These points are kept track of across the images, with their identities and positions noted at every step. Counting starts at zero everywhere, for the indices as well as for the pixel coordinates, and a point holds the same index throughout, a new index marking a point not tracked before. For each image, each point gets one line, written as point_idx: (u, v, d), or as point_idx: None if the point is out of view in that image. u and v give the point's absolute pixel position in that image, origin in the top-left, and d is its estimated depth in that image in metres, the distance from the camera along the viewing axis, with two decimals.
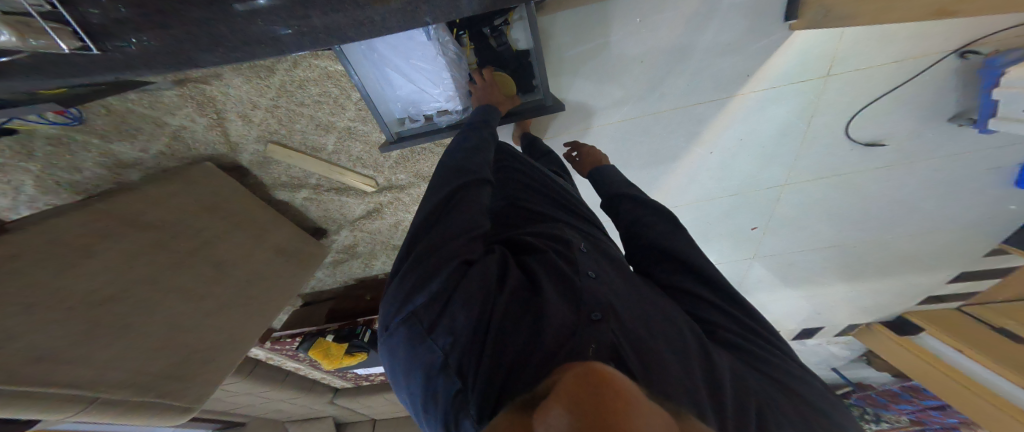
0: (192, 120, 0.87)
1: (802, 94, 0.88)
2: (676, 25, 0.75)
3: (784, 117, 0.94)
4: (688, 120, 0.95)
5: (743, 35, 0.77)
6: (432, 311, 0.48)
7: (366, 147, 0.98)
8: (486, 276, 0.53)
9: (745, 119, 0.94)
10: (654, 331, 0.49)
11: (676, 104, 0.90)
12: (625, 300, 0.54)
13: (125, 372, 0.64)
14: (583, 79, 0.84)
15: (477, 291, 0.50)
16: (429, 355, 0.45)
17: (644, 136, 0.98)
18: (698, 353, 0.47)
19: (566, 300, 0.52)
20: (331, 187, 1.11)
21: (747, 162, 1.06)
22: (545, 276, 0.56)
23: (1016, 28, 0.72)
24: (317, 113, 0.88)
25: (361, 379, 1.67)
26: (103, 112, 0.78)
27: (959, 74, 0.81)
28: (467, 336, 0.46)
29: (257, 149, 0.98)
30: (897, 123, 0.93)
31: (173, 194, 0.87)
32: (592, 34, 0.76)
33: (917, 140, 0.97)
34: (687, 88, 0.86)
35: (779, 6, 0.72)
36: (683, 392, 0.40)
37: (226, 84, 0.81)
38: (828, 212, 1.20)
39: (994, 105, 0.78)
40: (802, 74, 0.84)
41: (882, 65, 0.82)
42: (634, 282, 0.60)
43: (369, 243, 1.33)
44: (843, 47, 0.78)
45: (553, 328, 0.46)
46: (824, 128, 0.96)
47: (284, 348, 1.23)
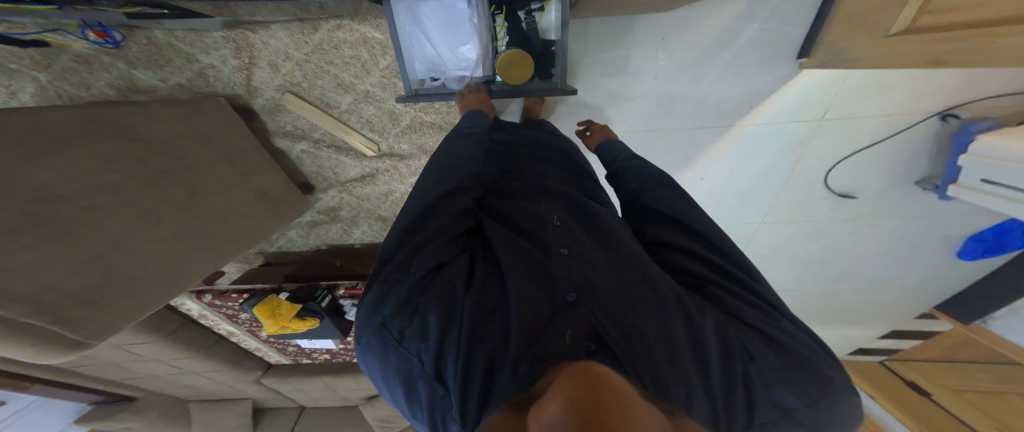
0: (223, 61, 0.92)
1: (795, 134, 1.00)
2: (694, 45, 0.87)
3: (772, 156, 1.05)
4: (687, 143, 1.05)
5: (757, 65, 0.89)
6: (404, 320, 0.53)
7: (379, 112, 1.03)
8: (453, 274, 0.57)
9: (739, 151, 1.06)
10: (634, 305, 0.52)
11: (681, 124, 1.01)
12: (603, 278, 0.57)
13: (33, 283, 0.56)
14: (606, 80, 0.93)
15: (447, 292, 0.55)
16: (407, 364, 0.51)
17: (645, 151, 1.07)
18: (682, 319, 0.50)
19: (538, 289, 0.55)
20: (333, 145, 1.14)
21: (734, 195, 1.17)
22: (519, 264, 0.59)
23: (990, 101, 0.86)
24: (343, 73, 0.94)
25: (301, 357, 1.55)
26: (143, 42, 0.84)
27: (938, 135, 0.93)
28: (437, 338, 0.50)
29: (274, 96, 1.01)
30: (870, 179, 1.06)
31: (180, 118, 0.88)
32: (618, 43, 0.88)
33: (888, 196, 1.09)
34: (694, 110, 0.98)
35: (794, 43, 0.85)
36: (661, 369, 0.45)
37: (269, 35, 0.88)
38: (795, 257, 1.32)
39: (957, 171, 0.90)
40: (798, 115, 0.96)
41: (870, 116, 0.94)
42: (617, 252, 0.62)
43: (353, 210, 1.32)
44: (836, 95, 0.91)
45: (523, 321, 0.50)
46: (808, 170, 1.07)
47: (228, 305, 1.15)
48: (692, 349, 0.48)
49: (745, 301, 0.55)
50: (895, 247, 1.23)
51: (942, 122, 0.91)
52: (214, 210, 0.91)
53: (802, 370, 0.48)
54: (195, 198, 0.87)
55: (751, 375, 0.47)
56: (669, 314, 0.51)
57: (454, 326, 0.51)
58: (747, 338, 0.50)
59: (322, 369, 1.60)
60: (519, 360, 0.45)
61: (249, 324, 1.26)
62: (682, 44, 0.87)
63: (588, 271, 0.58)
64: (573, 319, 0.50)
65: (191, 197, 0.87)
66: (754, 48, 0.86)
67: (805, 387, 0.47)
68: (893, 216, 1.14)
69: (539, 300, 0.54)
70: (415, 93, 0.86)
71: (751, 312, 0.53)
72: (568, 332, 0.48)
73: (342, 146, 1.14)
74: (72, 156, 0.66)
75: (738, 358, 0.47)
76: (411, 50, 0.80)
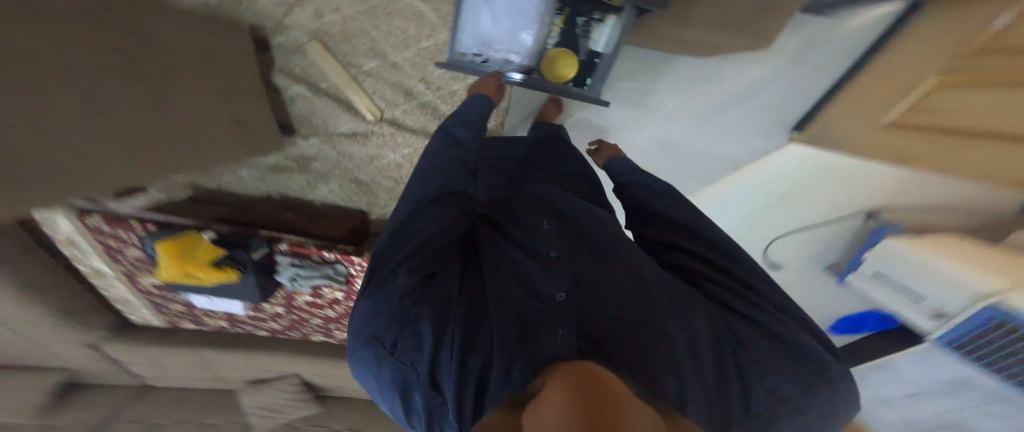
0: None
1: (773, 185, 1.43)
2: (720, 90, 1.28)
3: (757, 196, 1.48)
4: (705, 164, 1.44)
5: (768, 123, 1.31)
6: (403, 332, 0.63)
7: (382, 84, 1.19)
8: (442, 293, 0.68)
9: (735, 186, 1.47)
10: (629, 311, 0.63)
11: (704, 148, 1.40)
12: (594, 291, 0.68)
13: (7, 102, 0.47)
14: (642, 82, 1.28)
15: (440, 308, 0.65)
16: (405, 374, 0.60)
17: (673, 162, 1.44)
18: (682, 324, 0.60)
19: (528, 305, 0.65)
20: (334, 97, 1.21)
21: (729, 217, 1.56)
22: (509, 284, 0.69)
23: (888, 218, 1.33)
24: (381, 42, 1.10)
25: (209, 323, 1.65)
26: None
27: (855, 229, 1.42)
28: (430, 349, 0.60)
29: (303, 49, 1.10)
30: (811, 247, 1.53)
31: (195, 17, 0.84)
32: (681, 74, 1.27)
33: (810, 264, 1.57)
34: (716, 140, 1.38)
35: (795, 118, 1.29)
36: (664, 357, 0.55)
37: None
38: None
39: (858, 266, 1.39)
40: (781, 174, 1.40)
41: (818, 202, 1.41)
42: (616, 260, 0.74)
43: (326, 165, 1.36)
44: (804, 164, 1.36)
45: (513, 329, 0.60)
46: (773, 220, 1.52)
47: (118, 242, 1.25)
48: (690, 344, 0.58)
49: (736, 304, 0.66)
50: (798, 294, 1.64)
51: (862, 219, 1.40)
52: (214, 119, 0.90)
53: (795, 356, 0.58)
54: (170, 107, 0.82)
55: (749, 363, 0.57)
56: (672, 310, 0.62)
57: (445, 338, 0.61)
58: (744, 331, 0.61)
59: (206, 339, 1.66)
60: (508, 365, 0.54)
61: (133, 260, 1.31)
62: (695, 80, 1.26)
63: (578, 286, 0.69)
64: (562, 323, 0.60)
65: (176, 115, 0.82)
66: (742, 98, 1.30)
67: (797, 376, 0.56)
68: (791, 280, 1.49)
69: (532, 311, 0.64)
70: (454, 60, 1.02)
71: (753, 310, 0.64)
72: (557, 333, 0.57)
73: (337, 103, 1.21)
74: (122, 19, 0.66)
75: (730, 352, 0.58)
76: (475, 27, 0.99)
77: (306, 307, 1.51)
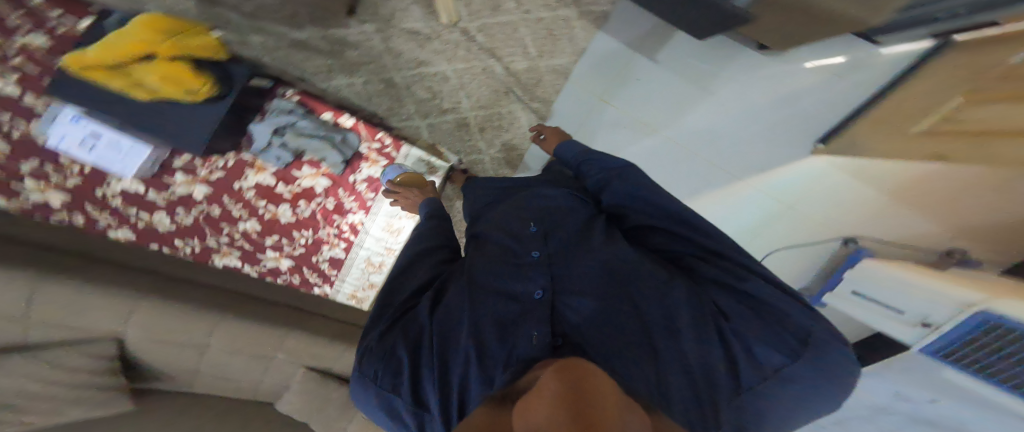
0: None
1: (766, 200, 1.02)
2: (723, 109, 0.97)
3: (761, 197, 1.02)
4: (711, 167, 1.01)
5: (770, 130, 0.94)
6: (392, 356, 0.52)
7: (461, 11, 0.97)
8: (416, 320, 0.57)
9: (766, 187, 1.00)
10: (616, 309, 0.53)
11: (714, 154, 0.99)
12: (575, 285, 0.58)
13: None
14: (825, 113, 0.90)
15: (415, 332, 0.55)
16: (394, 400, 0.52)
17: (675, 163, 1.02)
18: (675, 305, 0.51)
19: (496, 312, 0.54)
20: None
21: (755, 203, 1.02)
22: (477, 295, 0.58)
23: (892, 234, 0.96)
24: None
25: (81, 213, 0.92)
26: None
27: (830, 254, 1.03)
28: (411, 375, 0.51)
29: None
30: (791, 261, 1.09)
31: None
32: (719, 62, 0.94)
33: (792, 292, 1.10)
34: (732, 141, 0.96)
35: (824, 128, 0.91)
36: (648, 337, 0.47)
37: None
38: None
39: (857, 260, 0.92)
40: (782, 192, 1.00)
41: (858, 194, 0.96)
42: (585, 260, 0.62)
43: (364, 56, 0.99)
44: (822, 187, 0.97)
45: (489, 332, 0.51)
46: (822, 192, 0.97)
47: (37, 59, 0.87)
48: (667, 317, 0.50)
49: (716, 263, 0.58)
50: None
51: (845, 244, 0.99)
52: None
53: (776, 321, 0.49)
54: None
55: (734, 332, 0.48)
56: (651, 301, 0.52)
57: (423, 356, 0.53)
58: (726, 304, 0.52)
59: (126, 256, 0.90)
60: (480, 374, 0.45)
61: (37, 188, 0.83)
62: (856, 209, 0.97)
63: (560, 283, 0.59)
64: (535, 320, 0.52)
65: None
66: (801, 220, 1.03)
67: (777, 337, 0.46)
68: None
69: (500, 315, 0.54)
70: None
71: (730, 279, 0.55)
72: (529, 332, 0.50)
73: None
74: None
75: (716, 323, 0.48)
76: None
77: (253, 200, 1.02)
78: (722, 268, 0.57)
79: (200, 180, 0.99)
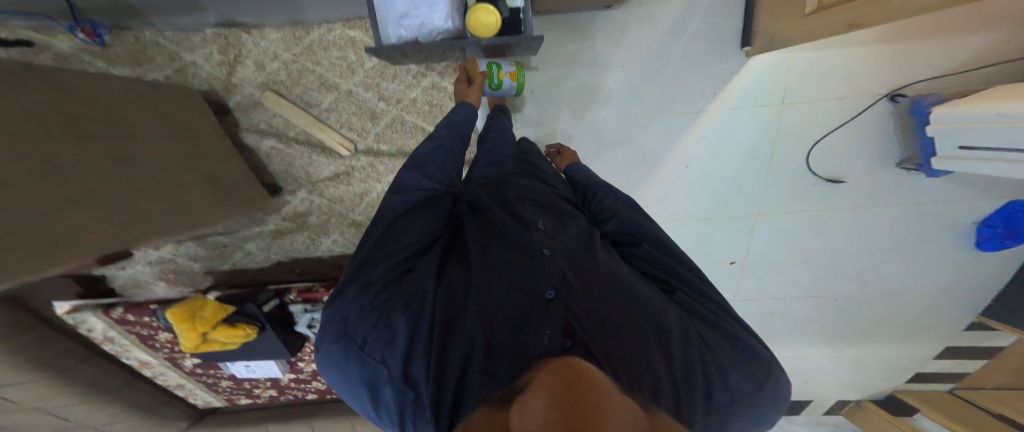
0: (207, 58, 0.84)
1: (759, 122, 0.75)
2: (637, 50, 0.75)
3: (743, 133, 0.76)
4: (659, 131, 0.79)
5: (700, 58, 0.74)
6: (367, 325, 0.36)
7: (359, 115, 0.82)
8: (418, 285, 0.37)
9: (718, 138, 0.77)
10: (629, 298, 0.37)
11: (649, 112, 0.78)
12: (587, 282, 0.39)
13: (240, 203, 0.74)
14: (721, 22, 0.72)
15: (412, 298, 0.37)
16: (374, 371, 0.34)
17: (620, 141, 0.80)
18: (658, 312, 0.36)
19: (502, 292, 0.37)
20: (307, 143, 0.84)
21: (739, 136, 0.76)
22: (492, 270, 0.39)
23: (944, 77, 0.68)
24: (328, 73, 0.81)
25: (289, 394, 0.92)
26: (214, 37, 0.81)
27: (895, 120, 0.71)
28: (405, 354, 0.33)
29: (216, 33, 0.81)
30: (860, 154, 0.74)
31: (138, 93, 0.62)
32: (581, 37, 0.76)
33: (879, 188, 0.75)
34: (650, 94, 0.77)
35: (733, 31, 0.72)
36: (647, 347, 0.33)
37: (262, 36, 0.81)
38: (815, 270, 0.82)
39: (932, 142, 0.66)
40: (761, 100, 0.74)
41: (839, 65, 0.70)
42: (585, 261, 0.42)
43: (314, 225, 0.89)
44: (794, 74, 0.72)
45: (498, 323, 0.34)
46: (806, 80, 0.72)
47: (147, 322, 0.77)
48: (658, 341, 0.34)
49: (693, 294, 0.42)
50: (868, 225, 0.78)
51: (893, 104, 0.70)
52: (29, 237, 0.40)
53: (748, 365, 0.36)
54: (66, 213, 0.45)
55: (710, 375, 0.34)
56: (641, 318, 0.36)
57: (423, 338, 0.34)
58: (709, 338, 0.37)
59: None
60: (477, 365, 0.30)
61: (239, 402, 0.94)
62: (874, 60, 0.69)
63: (580, 272, 0.40)
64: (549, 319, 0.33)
65: (122, 158, 0.54)
66: (806, 124, 0.74)
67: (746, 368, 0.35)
68: (916, 205, 0.74)
69: (511, 302, 0.36)
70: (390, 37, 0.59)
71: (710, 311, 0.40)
72: (543, 332, 0.31)
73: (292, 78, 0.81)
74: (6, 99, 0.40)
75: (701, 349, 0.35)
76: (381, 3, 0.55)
77: None
78: (693, 296, 0.42)
79: (315, 378, 0.86)
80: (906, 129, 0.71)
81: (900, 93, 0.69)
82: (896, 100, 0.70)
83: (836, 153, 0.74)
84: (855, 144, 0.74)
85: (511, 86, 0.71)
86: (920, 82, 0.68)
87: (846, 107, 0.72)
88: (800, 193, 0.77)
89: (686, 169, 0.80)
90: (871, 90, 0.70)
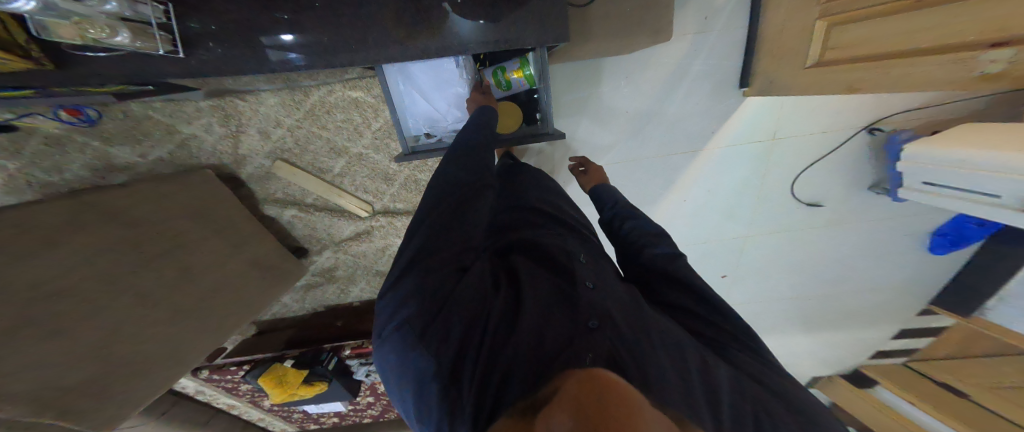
0: (207, 130, 0.75)
1: (752, 156, 0.82)
2: (645, 92, 0.77)
3: (736, 168, 0.84)
4: (663, 170, 0.85)
5: (705, 101, 0.77)
6: (420, 319, 0.36)
7: (373, 176, 0.87)
8: (471, 296, 0.38)
9: (712, 172, 0.85)
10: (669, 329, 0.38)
11: (653, 153, 0.83)
12: (636, 315, 0.38)
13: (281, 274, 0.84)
14: (722, 63, 0.74)
15: (467, 303, 0.37)
16: (420, 365, 0.34)
17: (626, 181, 0.86)
18: (697, 354, 0.36)
19: (548, 315, 0.37)
20: (327, 208, 0.91)
21: (735, 169, 0.84)
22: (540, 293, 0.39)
23: (913, 112, 0.75)
24: (335, 137, 0.81)
25: (348, 418, 1.05)
26: (209, 107, 0.73)
27: (870, 150, 0.80)
28: (456, 359, 0.34)
29: (210, 105, 0.73)
30: (835, 180, 0.84)
31: (172, 196, 0.67)
32: (588, 84, 0.76)
33: (847, 206, 0.87)
34: (655, 135, 0.81)
35: (733, 73, 0.75)
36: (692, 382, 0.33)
37: (257, 102, 0.74)
38: (791, 273, 0.97)
39: (901, 176, 0.75)
40: (754, 136, 0.80)
41: (826, 103, 0.75)
42: (633, 298, 0.41)
43: (344, 274, 1.00)
44: (785, 113, 0.77)
45: (551, 336, 0.34)
46: (797, 117, 0.77)
47: (231, 378, 0.88)
48: (705, 389, 0.33)
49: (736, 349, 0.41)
50: (838, 235, 0.90)
51: (870, 137, 0.78)
52: (82, 388, 0.48)
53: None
54: (106, 346, 0.51)
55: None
56: (687, 359, 0.35)
57: (475, 348, 0.34)
58: (765, 403, 0.34)
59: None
60: (518, 378, 0.31)
61: (302, 423, 1.08)
62: (857, 100, 0.74)
63: (629, 305, 0.40)
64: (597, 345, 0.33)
65: (178, 272, 0.63)
66: (793, 157, 0.81)
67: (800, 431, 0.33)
68: (872, 219, 0.87)
69: (557, 325, 0.36)
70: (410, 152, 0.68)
71: (759, 369, 0.38)
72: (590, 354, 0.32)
73: (293, 145, 0.81)
74: (23, 277, 0.44)
75: (749, 403, 0.33)
76: (400, 106, 0.63)
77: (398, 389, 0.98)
78: (746, 359, 0.40)
79: (371, 405, 1.00)
80: (878, 157, 0.80)
81: (878, 127, 0.77)
82: (873, 132, 0.77)
83: (817, 181, 0.84)
84: (835, 171, 0.82)
85: (519, 83, 0.64)
86: (896, 114, 0.75)
87: (829, 140, 0.79)
88: (781, 215, 0.88)
89: (687, 202, 0.88)
90: (851, 124, 0.77)
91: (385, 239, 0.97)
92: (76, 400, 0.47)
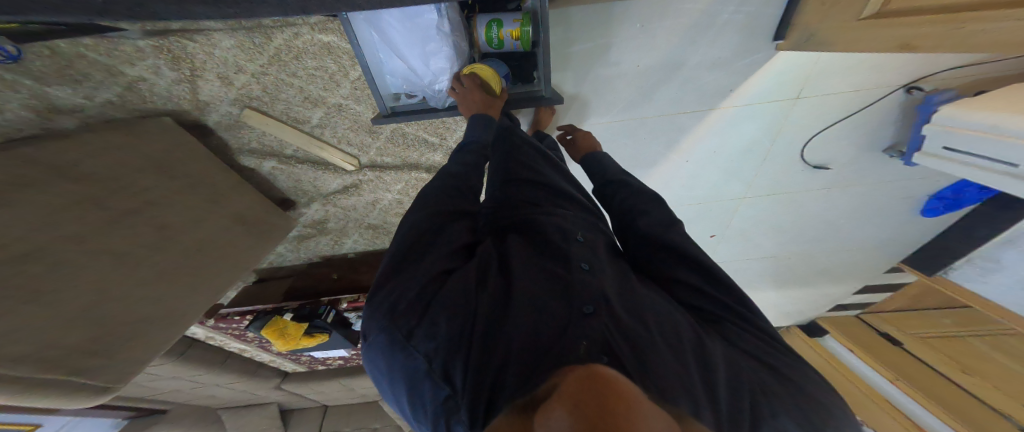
0: (155, 72, 0.62)
1: (766, 117, 0.77)
2: (665, 41, 0.67)
3: (749, 130, 0.79)
4: (670, 128, 0.80)
5: (732, 52, 0.68)
6: (408, 318, 0.34)
7: (355, 127, 0.80)
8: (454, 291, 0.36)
9: (723, 132, 0.80)
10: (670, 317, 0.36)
11: (660, 111, 0.76)
12: (631, 303, 0.36)
13: (273, 231, 0.84)
14: (761, 10, 0.62)
15: (456, 300, 0.35)
16: (413, 365, 0.33)
17: (628, 138, 0.81)
18: (698, 340, 0.34)
19: (537, 306, 0.35)
20: (309, 161, 0.85)
21: (746, 129, 0.79)
22: (527, 283, 0.37)
23: (960, 69, 0.68)
24: (309, 86, 0.71)
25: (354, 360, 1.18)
26: (148, 47, 0.59)
27: (900, 110, 0.74)
28: (445, 355, 0.32)
29: (153, 45, 0.59)
30: (849, 143, 0.80)
31: (126, 148, 0.59)
32: (599, 30, 0.65)
33: (855, 170, 0.85)
34: (668, 91, 0.73)
35: (769, 22, 0.64)
36: (690, 368, 0.31)
37: (210, 43, 0.62)
38: (775, 231, 1.00)
39: (922, 141, 0.72)
40: (775, 96, 0.73)
41: (864, 60, 0.67)
42: (631, 286, 0.39)
43: (335, 227, 0.99)
44: (816, 71, 0.69)
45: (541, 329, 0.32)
46: (825, 76, 0.70)
47: (234, 327, 0.94)
48: (705, 375, 0.31)
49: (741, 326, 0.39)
50: (830, 199, 0.91)
51: (906, 96, 0.72)
52: (83, 348, 0.47)
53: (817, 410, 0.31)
54: (96, 311, 0.50)
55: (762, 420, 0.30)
56: (685, 343, 0.33)
57: (462, 343, 0.33)
58: (773, 385, 0.32)
59: (353, 369, 1.26)
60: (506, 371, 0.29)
61: (312, 362, 1.20)
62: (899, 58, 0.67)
63: (624, 294, 0.38)
64: (588, 332, 0.31)
65: (158, 239, 0.60)
66: (811, 118, 0.76)
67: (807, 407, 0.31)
68: (870, 184, 0.87)
69: (546, 315, 0.34)
70: (392, 114, 0.68)
71: (760, 346, 0.37)
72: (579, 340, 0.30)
73: (263, 95, 0.72)
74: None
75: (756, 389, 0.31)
76: (379, 63, 0.60)
77: None
78: (747, 336, 0.38)
79: None
80: (906, 119, 0.75)
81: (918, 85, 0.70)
82: (911, 92, 0.71)
83: (826, 145, 0.81)
84: (851, 134, 0.79)
85: (514, 45, 0.58)
86: (942, 72, 0.68)
87: (857, 99, 0.73)
88: (784, 176, 0.87)
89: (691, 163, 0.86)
90: (886, 83, 0.70)
91: (375, 194, 0.95)
92: (82, 358, 0.47)
